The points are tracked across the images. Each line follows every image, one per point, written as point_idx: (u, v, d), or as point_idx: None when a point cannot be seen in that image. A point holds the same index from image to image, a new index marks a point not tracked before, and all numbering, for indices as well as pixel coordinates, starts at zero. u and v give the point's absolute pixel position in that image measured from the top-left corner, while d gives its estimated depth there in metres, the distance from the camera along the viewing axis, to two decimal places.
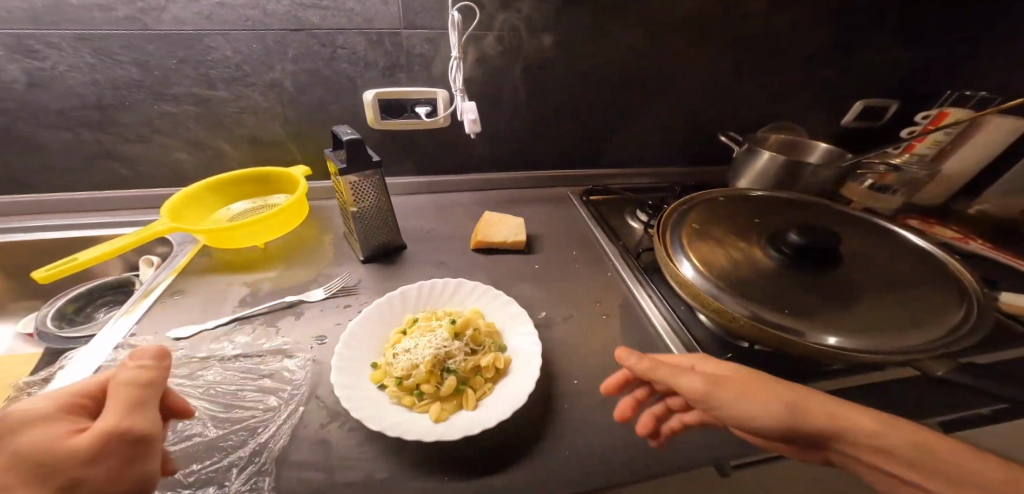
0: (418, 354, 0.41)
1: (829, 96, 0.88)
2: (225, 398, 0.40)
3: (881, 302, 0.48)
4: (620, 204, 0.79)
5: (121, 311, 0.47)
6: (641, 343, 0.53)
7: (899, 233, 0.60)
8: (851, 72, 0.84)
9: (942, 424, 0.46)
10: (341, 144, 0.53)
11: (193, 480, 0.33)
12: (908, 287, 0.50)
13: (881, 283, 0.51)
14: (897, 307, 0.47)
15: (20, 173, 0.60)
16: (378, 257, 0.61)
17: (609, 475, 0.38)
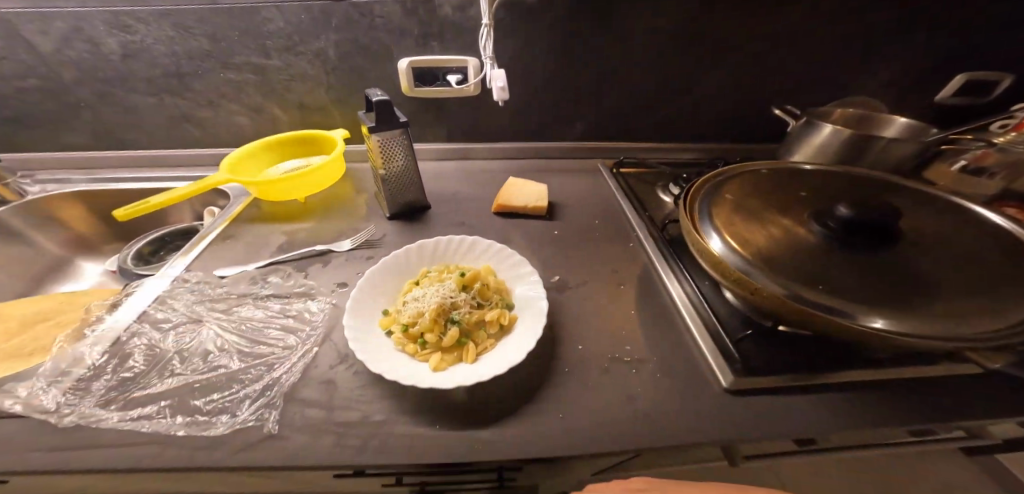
0: (425, 302, 0.42)
1: (916, 64, 0.76)
2: (253, 333, 0.45)
3: (940, 288, 0.42)
4: (653, 178, 0.75)
5: (179, 254, 0.53)
6: (656, 317, 0.51)
7: (977, 210, 0.52)
8: (948, 35, 0.72)
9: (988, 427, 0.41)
10: (372, 104, 0.55)
11: (210, 408, 0.37)
12: (980, 273, 0.43)
13: (945, 267, 0.44)
14: (960, 296, 0.41)
15: (114, 133, 0.68)
16: (403, 215, 0.64)
17: (600, 443, 0.37)
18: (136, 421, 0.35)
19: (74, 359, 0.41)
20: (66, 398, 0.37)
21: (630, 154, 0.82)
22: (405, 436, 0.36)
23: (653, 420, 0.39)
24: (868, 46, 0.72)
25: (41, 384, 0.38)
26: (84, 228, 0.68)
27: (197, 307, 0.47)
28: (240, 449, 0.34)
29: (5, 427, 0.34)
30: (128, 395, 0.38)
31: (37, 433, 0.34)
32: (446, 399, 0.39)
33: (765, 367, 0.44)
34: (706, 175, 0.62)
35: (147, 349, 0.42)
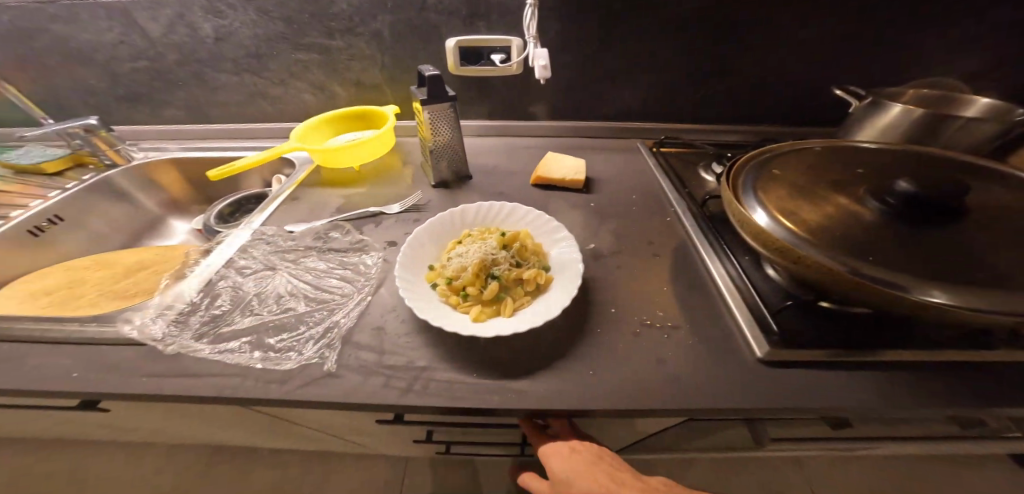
0: (468, 258, 0.45)
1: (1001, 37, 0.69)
2: (317, 281, 0.49)
3: (1004, 266, 0.40)
4: (694, 157, 0.74)
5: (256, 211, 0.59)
6: (694, 288, 0.51)
7: None
8: None
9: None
10: (424, 80, 0.59)
11: (282, 345, 0.42)
12: None
13: (1016, 247, 0.41)
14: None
15: (200, 109, 0.75)
16: (447, 184, 0.68)
17: (630, 402, 0.38)
18: (223, 353, 0.41)
19: (176, 294, 0.48)
20: (170, 330, 0.43)
21: (672, 134, 0.81)
22: (447, 381, 0.40)
23: (683, 384, 0.40)
24: (945, 18, 0.67)
25: (151, 315, 0.45)
26: (176, 190, 0.78)
27: (272, 257, 0.52)
28: (307, 382, 0.39)
29: (127, 352, 0.41)
30: (217, 330, 0.43)
31: (150, 359, 0.40)
32: (486, 348, 0.42)
33: (806, 339, 0.43)
34: (753, 152, 0.60)
35: (230, 290, 0.48)
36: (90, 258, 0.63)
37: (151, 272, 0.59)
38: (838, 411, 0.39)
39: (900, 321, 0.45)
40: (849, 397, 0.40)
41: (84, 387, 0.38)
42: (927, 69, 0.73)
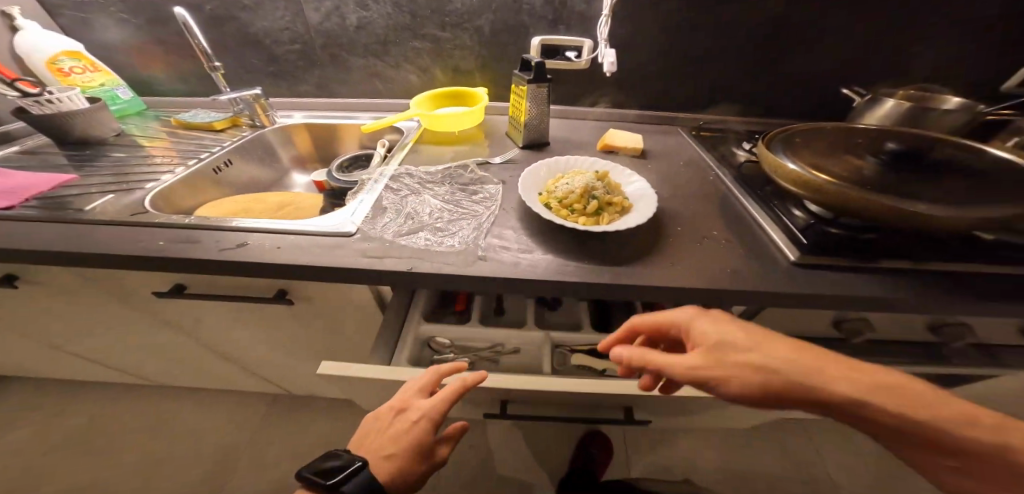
0: (575, 185, 0.62)
1: (972, 52, 0.87)
2: (456, 201, 0.64)
3: (959, 197, 0.56)
4: (727, 138, 0.91)
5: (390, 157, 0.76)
6: (739, 219, 0.66)
7: (991, 151, 0.64)
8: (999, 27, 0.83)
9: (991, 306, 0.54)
10: (530, 65, 0.76)
11: (445, 236, 0.57)
12: (995, 192, 0.57)
13: (967, 188, 0.58)
14: (979, 202, 0.55)
15: (329, 85, 0.95)
16: (531, 148, 0.86)
17: (702, 281, 0.53)
18: (407, 239, 0.56)
19: (355, 204, 0.63)
20: (364, 224, 0.59)
21: (706, 121, 0.98)
22: (568, 263, 0.54)
23: (737, 274, 0.55)
24: (924, 37, 0.85)
25: (344, 217, 0.60)
26: (303, 150, 0.99)
27: (415, 184, 0.68)
28: (472, 261, 0.54)
29: (333, 236, 0.57)
30: (396, 226, 0.59)
31: (357, 241, 0.56)
32: (592, 245, 0.58)
33: (831, 251, 0.58)
34: (775, 130, 0.78)
35: (393, 203, 0.64)
36: (247, 196, 0.80)
37: (304, 213, 0.79)
38: (854, 298, 0.54)
39: (894, 241, 0.61)
40: (862, 286, 0.54)
41: (316, 262, 0.53)
42: (915, 75, 0.90)
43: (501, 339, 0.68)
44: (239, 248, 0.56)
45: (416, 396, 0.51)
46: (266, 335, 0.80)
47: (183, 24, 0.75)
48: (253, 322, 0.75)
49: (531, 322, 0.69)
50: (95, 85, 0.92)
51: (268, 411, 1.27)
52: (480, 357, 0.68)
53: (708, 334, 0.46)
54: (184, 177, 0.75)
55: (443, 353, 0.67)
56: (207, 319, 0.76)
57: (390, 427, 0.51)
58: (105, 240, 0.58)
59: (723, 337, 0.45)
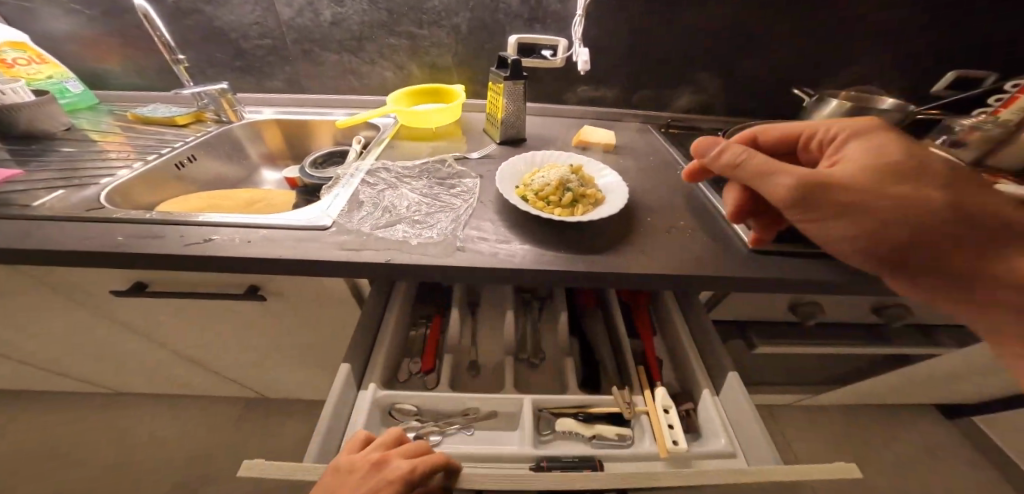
0: (551, 177, 0.64)
1: (906, 59, 0.95)
2: (434, 194, 0.65)
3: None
4: (694, 136, 0.96)
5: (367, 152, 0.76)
6: (704, 210, 0.70)
7: None
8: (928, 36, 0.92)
9: None
10: (507, 63, 0.78)
11: (422, 228, 0.58)
12: None
13: None
14: None
15: (301, 80, 0.93)
16: (508, 144, 0.87)
17: (670, 267, 0.56)
18: (384, 231, 0.56)
19: (331, 197, 0.62)
20: (339, 217, 0.58)
21: (674, 120, 1.03)
22: (545, 252, 0.56)
23: (702, 260, 0.58)
24: (865, 44, 0.93)
25: (319, 210, 0.59)
26: (273, 147, 0.96)
27: (392, 178, 0.68)
28: (451, 251, 0.54)
29: (307, 230, 0.56)
30: (373, 219, 0.58)
31: (332, 233, 0.55)
32: (568, 235, 0.59)
33: (785, 238, 0.62)
34: (734, 127, 0.83)
35: (369, 196, 0.64)
36: (214, 192, 0.77)
37: (276, 208, 0.77)
38: (806, 281, 0.58)
39: None
40: (815, 270, 0.58)
41: (288, 256, 0.52)
42: (859, 80, 0.99)
43: (473, 405, 0.59)
44: (205, 243, 0.54)
45: (397, 454, 0.43)
46: (236, 335, 0.77)
47: (144, 13, 0.72)
48: (222, 321, 0.73)
49: (509, 383, 0.62)
50: (42, 78, 0.87)
51: (236, 419, 1.21)
52: (452, 426, 0.58)
53: (855, 154, 0.45)
54: (142, 172, 0.72)
55: (408, 421, 0.58)
56: (171, 321, 0.73)
57: (344, 478, 0.39)
58: (55, 237, 0.55)
59: (875, 155, 0.44)
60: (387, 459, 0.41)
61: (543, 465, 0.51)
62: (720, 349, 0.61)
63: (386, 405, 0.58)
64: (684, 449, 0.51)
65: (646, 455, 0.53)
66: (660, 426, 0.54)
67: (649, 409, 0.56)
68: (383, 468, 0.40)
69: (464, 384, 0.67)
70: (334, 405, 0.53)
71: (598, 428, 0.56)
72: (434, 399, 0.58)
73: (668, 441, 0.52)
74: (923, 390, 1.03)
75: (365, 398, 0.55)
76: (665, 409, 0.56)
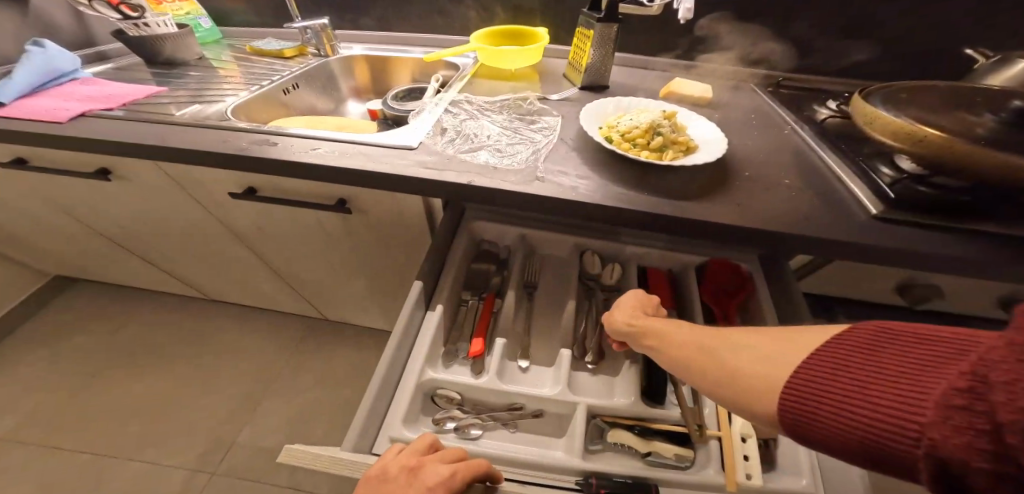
0: (640, 121, 0.59)
1: None
2: (515, 128, 0.64)
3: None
4: (807, 96, 0.83)
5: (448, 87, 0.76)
6: (814, 172, 0.61)
7: None
8: None
9: None
10: (602, 4, 0.73)
11: (501, 158, 0.57)
12: None
13: None
14: None
15: (391, 19, 0.95)
16: (591, 90, 0.83)
17: (767, 223, 0.50)
18: (464, 156, 0.57)
19: (417, 123, 0.64)
20: (424, 141, 0.59)
21: (784, 78, 0.90)
22: (626, 192, 0.53)
23: (809, 221, 0.51)
24: None
25: (405, 134, 0.61)
26: (361, 83, 1.00)
27: (474, 110, 0.68)
28: (530, 181, 0.53)
29: (393, 149, 0.58)
30: (454, 145, 0.59)
31: (415, 154, 0.57)
32: (650, 179, 0.56)
33: (920, 208, 0.52)
34: (870, 86, 0.70)
35: (452, 124, 0.64)
36: (309, 118, 0.84)
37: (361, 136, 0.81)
38: (938, 257, 0.48)
39: (996, 206, 0.54)
40: (960, 246, 0.48)
41: (379, 170, 0.54)
42: None
43: (522, 401, 0.57)
44: (303, 154, 0.58)
45: (433, 460, 0.42)
46: (318, 252, 0.85)
47: None
48: (309, 236, 0.80)
49: (561, 381, 0.57)
50: (182, 14, 0.99)
51: (310, 338, 1.37)
52: (495, 421, 0.56)
53: (628, 301, 0.48)
54: (256, 95, 0.79)
55: (449, 410, 0.56)
56: (270, 231, 0.82)
57: (380, 486, 0.38)
58: (184, 139, 0.63)
59: (639, 306, 0.47)
60: (417, 465, 0.41)
61: (592, 483, 0.45)
62: (806, 319, 0.55)
63: (428, 389, 0.57)
64: (758, 486, 0.45)
65: (711, 485, 0.46)
66: (732, 457, 0.47)
67: (723, 434, 0.49)
68: (418, 474, 0.40)
69: (513, 376, 0.61)
70: (404, 323, 0.57)
71: (656, 443, 0.50)
72: (479, 387, 0.56)
73: (740, 474, 0.46)
74: None
75: (428, 335, 0.58)
76: (742, 437, 0.49)
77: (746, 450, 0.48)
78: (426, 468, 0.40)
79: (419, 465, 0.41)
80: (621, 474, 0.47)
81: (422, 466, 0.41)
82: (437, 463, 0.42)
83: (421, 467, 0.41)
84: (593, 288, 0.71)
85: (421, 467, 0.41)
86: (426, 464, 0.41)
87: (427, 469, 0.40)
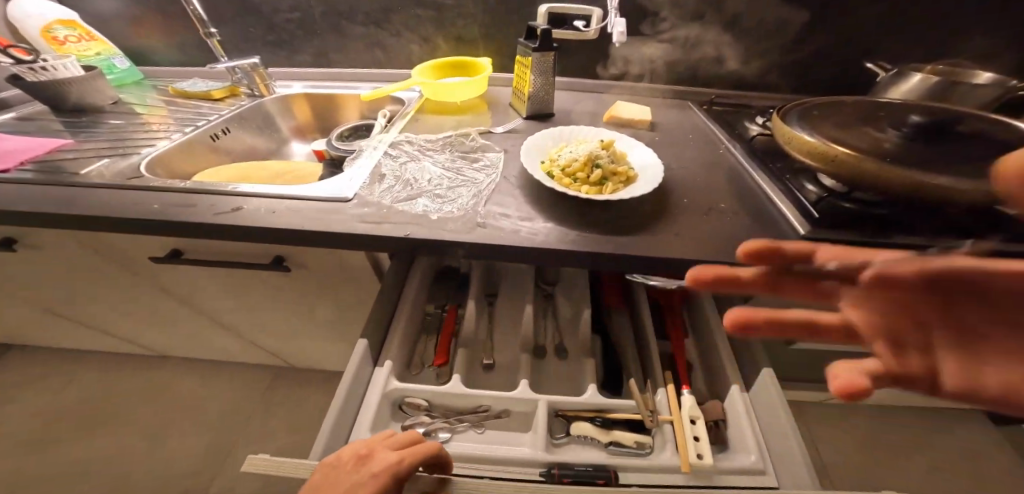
0: (579, 153, 0.60)
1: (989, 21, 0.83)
2: (457, 168, 0.63)
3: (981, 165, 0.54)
4: (739, 113, 0.88)
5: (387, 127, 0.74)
6: (746, 192, 0.64)
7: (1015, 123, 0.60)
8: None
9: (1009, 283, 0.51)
10: (537, 33, 0.73)
11: (441, 203, 0.56)
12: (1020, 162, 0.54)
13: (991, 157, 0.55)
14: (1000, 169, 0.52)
15: (329, 55, 0.92)
16: (537, 118, 0.83)
17: (707, 253, 0.51)
18: (401, 205, 0.55)
19: (355, 171, 0.61)
20: (359, 191, 0.57)
21: (718, 96, 0.95)
22: (571, 231, 0.53)
23: (745, 248, 0.53)
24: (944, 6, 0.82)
25: (341, 184, 0.59)
26: (302, 121, 0.95)
27: (415, 151, 0.66)
28: (472, 228, 0.52)
29: (330, 203, 0.55)
30: (392, 193, 0.57)
31: (352, 207, 0.55)
32: (594, 214, 0.56)
33: (841, 224, 0.55)
34: (789, 104, 0.74)
35: (390, 168, 0.62)
36: (247, 165, 0.79)
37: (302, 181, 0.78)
38: None
39: (909, 218, 0.58)
40: None
41: (309, 225, 0.52)
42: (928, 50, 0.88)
43: (487, 402, 0.55)
44: (231, 212, 0.54)
45: (385, 446, 0.42)
46: (264, 303, 0.80)
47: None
48: (252, 287, 0.75)
49: (525, 382, 0.56)
50: (91, 55, 0.90)
51: (270, 386, 1.28)
52: (463, 423, 0.55)
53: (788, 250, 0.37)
54: (179, 143, 0.73)
55: (418, 416, 0.55)
56: (207, 285, 0.76)
57: (331, 472, 0.39)
58: (93, 202, 0.57)
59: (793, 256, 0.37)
60: (366, 454, 0.40)
61: (554, 473, 0.47)
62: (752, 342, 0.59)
63: (396, 398, 0.55)
64: (708, 464, 0.47)
65: (665, 467, 0.48)
66: (682, 437, 0.50)
67: (674, 417, 0.52)
68: (364, 461, 0.39)
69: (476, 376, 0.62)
70: (350, 382, 0.53)
71: (616, 433, 0.52)
72: (448, 394, 0.54)
73: (691, 454, 0.48)
74: None
75: (387, 357, 0.56)
76: (691, 420, 0.52)
77: (696, 432, 0.50)
78: (374, 457, 0.40)
79: (368, 453, 0.40)
80: (579, 464, 0.48)
81: (372, 454, 0.40)
82: (389, 449, 0.41)
83: (370, 456, 0.40)
84: (550, 293, 0.73)
85: (369, 456, 0.40)
86: (376, 452, 0.41)
87: (376, 456, 0.40)
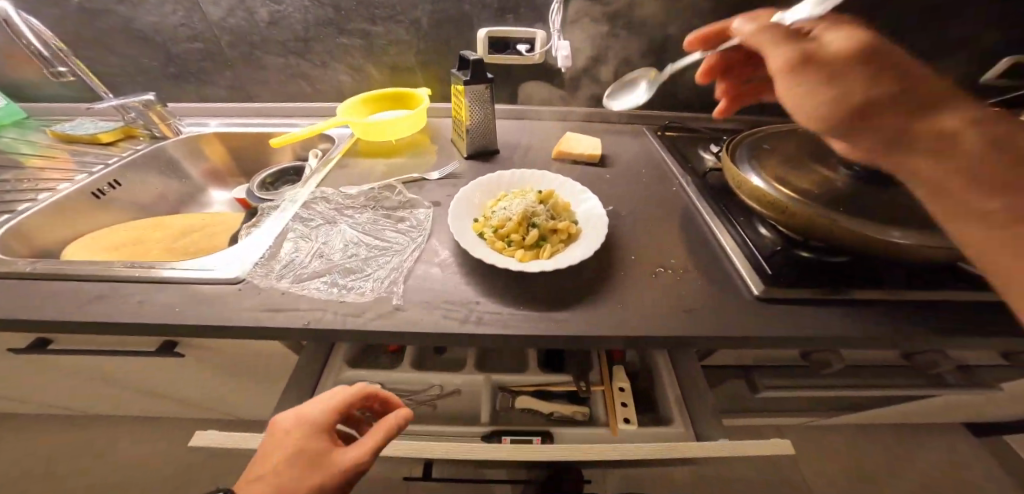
0: (513, 210, 0.53)
1: (936, 41, 0.82)
2: (378, 231, 0.56)
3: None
4: (695, 140, 0.83)
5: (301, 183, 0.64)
6: (698, 242, 0.59)
7: None
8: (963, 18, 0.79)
9: (974, 340, 0.48)
10: (468, 63, 0.66)
11: (353, 281, 0.49)
12: None
13: None
14: None
15: (246, 88, 0.82)
16: (478, 156, 0.76)
17: (653, 327, 0.46)
18: (305, 288, 0.47)
19: (256, 243, 0.54)
20: (257, 269, 0.50)
21: (673, 120, 0.91)
22: (501, 309, 0.46)
23: (694, 317, 0.47)
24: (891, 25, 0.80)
25: (234, 260, 0.51)
26: (220, 162, 0.85)
27: (332, 211, 0.59)
28: (384, 313, 0.45)
29: (221, 288, 0.47)
30: (296, 271, 0.50)
31: (244, 292, 0.47)
32: (528, 285, 0.49)
33: (797, 282, 0.51)
34: (742, 133, 0.69)
35: (300, 238, 0.55)
36: (149, 222, 0.69)
37: (213, 240, 0.68)
38: (824, 339, 0.47)
39: (869, 267, 0.54)
40: (836, 322, 0.48)
41: (183, 318, 0.44)
42: None
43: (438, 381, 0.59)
44: (95, 302, 0.46)
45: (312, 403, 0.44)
46: (157, 385, 0.68)
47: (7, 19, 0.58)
48: (149, 371, 0.64)
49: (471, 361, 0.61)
50: None
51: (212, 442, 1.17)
52: (416, 403, 0.59)
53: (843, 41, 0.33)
54: (48, 205, 0.62)
55: None
56: (86, 374, 0.64)
57: (265, 437, 0.41)
58: None
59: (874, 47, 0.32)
60: (290, 414, 0.42)
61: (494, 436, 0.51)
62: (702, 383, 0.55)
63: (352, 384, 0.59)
64: (634, 428, 0.52)
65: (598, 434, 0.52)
66: (612, 404, 0.55)
67: (604, 386, 0.58)
68: (290, 421, 0.41)
69: (428, 360, 0.65)
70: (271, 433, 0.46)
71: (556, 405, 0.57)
72: (401, 377, 0.58)
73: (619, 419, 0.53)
74: (942, 415, 0.92)
75: (338, 356, 0.59)
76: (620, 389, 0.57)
77: (624, 398, 0.56)
78: (299, 416, 0.41)
79: (291, 414, 0.42)
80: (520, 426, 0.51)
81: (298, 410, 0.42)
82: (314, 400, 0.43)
83: (294, 414, 0.41)
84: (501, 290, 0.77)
85: (294, 415, 0.42)
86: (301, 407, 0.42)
87: (302, 412, 0.42)
